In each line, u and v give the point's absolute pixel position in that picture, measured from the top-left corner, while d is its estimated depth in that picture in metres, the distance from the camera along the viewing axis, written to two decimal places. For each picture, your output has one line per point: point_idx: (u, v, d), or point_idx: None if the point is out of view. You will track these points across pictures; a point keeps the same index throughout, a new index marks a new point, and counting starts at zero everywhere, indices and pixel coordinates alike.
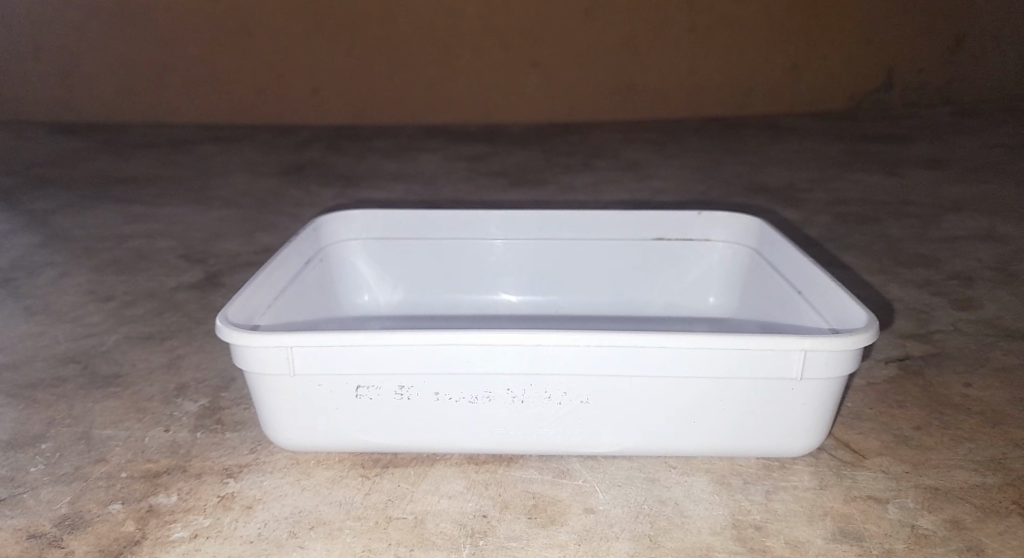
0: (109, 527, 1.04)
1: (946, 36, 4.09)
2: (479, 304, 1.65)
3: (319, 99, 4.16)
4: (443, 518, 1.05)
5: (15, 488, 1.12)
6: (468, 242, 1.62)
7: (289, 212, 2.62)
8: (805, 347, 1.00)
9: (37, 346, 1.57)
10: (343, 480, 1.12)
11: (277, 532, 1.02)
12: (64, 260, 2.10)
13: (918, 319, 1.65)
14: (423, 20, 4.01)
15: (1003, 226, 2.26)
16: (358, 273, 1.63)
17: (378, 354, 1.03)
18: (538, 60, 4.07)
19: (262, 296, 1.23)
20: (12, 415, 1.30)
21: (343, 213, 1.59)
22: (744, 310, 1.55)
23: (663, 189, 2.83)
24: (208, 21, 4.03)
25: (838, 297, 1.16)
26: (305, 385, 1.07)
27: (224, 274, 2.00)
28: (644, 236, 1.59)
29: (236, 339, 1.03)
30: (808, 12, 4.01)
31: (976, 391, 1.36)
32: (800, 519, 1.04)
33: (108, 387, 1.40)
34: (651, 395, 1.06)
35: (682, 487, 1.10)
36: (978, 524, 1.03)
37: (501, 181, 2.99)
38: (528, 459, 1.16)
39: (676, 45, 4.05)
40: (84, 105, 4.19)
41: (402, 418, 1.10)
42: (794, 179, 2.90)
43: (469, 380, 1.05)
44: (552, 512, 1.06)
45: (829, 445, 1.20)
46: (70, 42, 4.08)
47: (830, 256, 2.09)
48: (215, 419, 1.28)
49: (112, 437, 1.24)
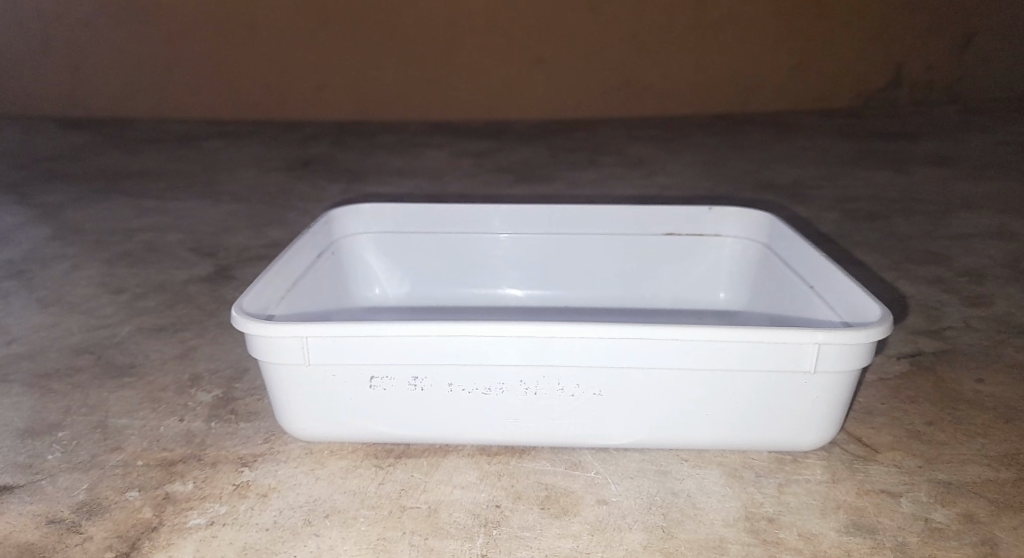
0: (127, 514, 1.05)
1: (955, 34, 4.08)
2: (489, 298, 1.66)
3: (328, 95, 4.16)
4: (457, 508, 1.05)
5: (32, 475, 1.13)
6: (479, 236, 1.62)
7: (299, 206, 2.63)
8: (818, 340, 1.00)
9: (51, 337, 1.58)
10: (356, 470, 1.12)
11: (292, 520, 1.03)
12: (76, 252, 2.11)
13: (929, 316, 1.65)
14: (432, 17, 4.02)
15: (1014, 223, 2.26)
16: (369, 266, 1.63)
17: (392, 345, 1.04)
18: (547, 56, 4.07)
19: (275, 287, 1.24)
20: (28, 404, 1.31)
21: (354, 207, 1.59)
22: (754, 305, 1.55)
23: (671, 186, 2.83)
24: (218, 17, 4.05)
25: (851, 291, 1.16)
26: (319, 375, 1.07)
27: (235, 267, 2.01)
28: (654, 231, 1.60)
29: (251, 329, 1.03)
30: (817, 9, 4.00)
31: (988, 386, 1.36)
32: (812, 512, 1.05)
33: (122, 377, 1.41)
34: (664, 388, 1.07)
35: (694, 480, 1.10)
36: (991, 518, 1.03)
37: (509, 177, 2.99)
38: (539, 450, 1.17)
39: (685, 42, 4.05)
40: (94, 100, 4.20)
41: (416, 410, 1.10)
42: (803, 177, 2.90)
43: (482, 371, 1.06)
44: (564, 503, 1.06)
45: (842, 439, 1.20)
46: (81, 37, 4.09)
47: (840, 252, 2.09)
48: (228, 409, 1.29)
49: (127, 426, 1.25)
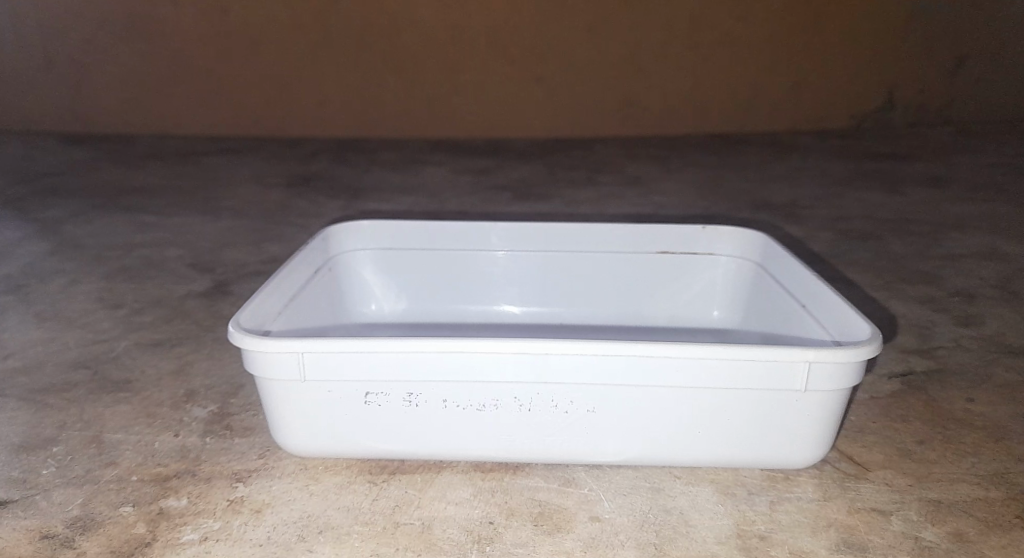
0: (121, 529, 1.05)
1: (948, 57, 4.12)
2: (484, 314, 1.67)
3: (326, 112, 4.19)
4: (450, 524, 1.06)
5: (27, 490, 1.13)
6: (475, 253, 1.63)
7: (297, 223, 2.64)
8: (809, 358, 1.02)
9: (47, 352, 1.58)
10: (351, 486, 1.13)
11: (286, 536, 1.03)
12: (74, 267, 2.11)
13: (919, 336, 1.66)
14: (430, 37, 4.06)
15: (1005, 245, 2.28)
16: (365, 282, 1.64)
17: (385, 360, 1.05)
18: (544, 74, 4.10)
19: (272, 303, 1.25)
20: (23, 419, 1.32)
21: (351, 224, 1.60)
22: (747, 323, 1.56)
23: (668, 205, 2.85)
24: (217, 36, 4.08)
25: (842, 310, 1.18)
26: (314, 390, 1.08)
27: (232, 282, 2.02)
28: (649, 248, 1.61)
29: (248, 344, 1.04)
30: (811, 30, 4.04)
31: (978, 406, 1.37)
32: (803, 530, 1.05)
33: (119, 392, 1.41)
34: (661, 406, 1.07)
35: (686, 497, 1.11)
36: (981, 537, 1.04)
37: (507, 195, 3.01)
38: (533, 467, 1.17)
39: (680, 63, 4.08)
40: (95, 115, 4.23)
41: (411, 425, 1.11)
42: (797, 196, 2.92)
43: (475, 389, 1.07)
44: (557, 520, 1.06)
45: (834, 457, 1.21)
46: (81, 53, 4.12)
47: (832, 272, 2.10)
48: (224, 425, 1.29)
49: (122, 441, 1.25)
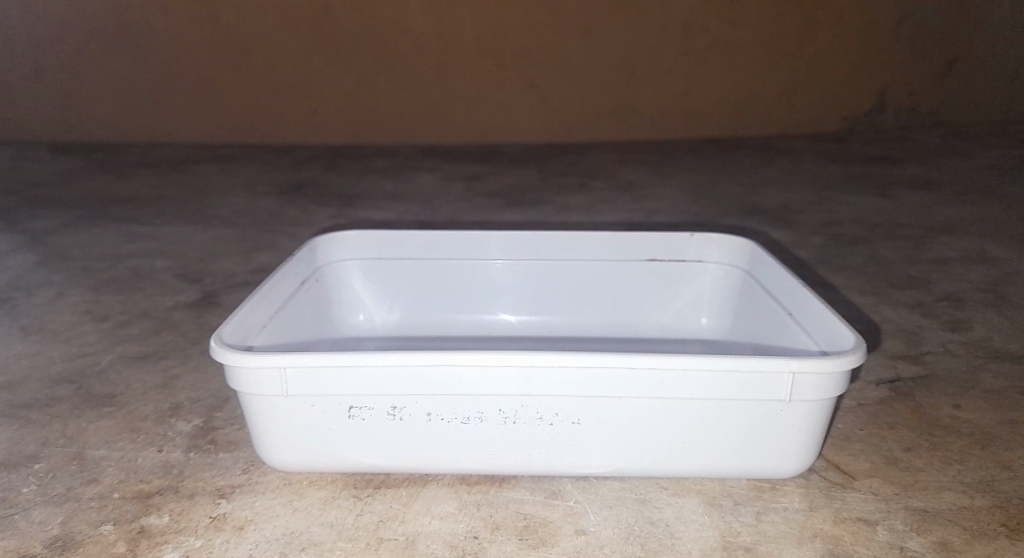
0: (101, 548, 1.04)
1: (937, 59, 4.13)
2: (472, 324, 1.67)
3: (317, 119, 4.19)
4: (435, 539, 1.05)
5: (7, 509, 1.12)
6: (462, 263, 1.63)
7: (288, 232, 2.63)
8: (793, 369, 1.01)
9: (31, 366, 1.57)
10: (335, 501, 1.12)
11: (269, 553, 1.03)
12: (61, 279, 2.10)
13: (908, 341, 1.66)
14: (420, 43, 4.05)
15: (993, 248, 2.28)
16: (353, 293, 1.64)
17: (369, 375, 1.04)
18: (535, 79, 4.10)
19: (257, 317, 1.24)
20: (5, 435, 1.31)
21: (338, 235, 1.60)
22: (736, 331, 1.56)
23: (659, 210, 2.85)
24: (207, 43, 4.07)
25: (828, 319, 1.17)
26: (298, 405, 1.07)
27: (220, 293, 2.01)
28: (636, 256, 1.60)
29: (230, 360, 1.03)
30: (801, 34, 4.05)
31: (964, 412, 1.37)
32: (789, 541, 1.05)
33: (102, 407, 1.40)
34: (646, 417, 1.07)
35: (673, 508, 1.11)
36: (966, 546, 1.04)
37: (498, 201, 3.00)
38: (520, 479, 1.17)
39: (671, 67, 4.09)
40: (85, 124, 4.21)
41: (397, 439, 1.10)
42: (787, 200, 2.93)
43: (460, 402, 1.06)
44: (543, 533, 1.06)
45: (821, 466, 1.21)
46: (70, 61, 4.10)
47: (822, 277, 2.10)
48: (208, 439, 1.29)
49: (105, 457, 1.24)
